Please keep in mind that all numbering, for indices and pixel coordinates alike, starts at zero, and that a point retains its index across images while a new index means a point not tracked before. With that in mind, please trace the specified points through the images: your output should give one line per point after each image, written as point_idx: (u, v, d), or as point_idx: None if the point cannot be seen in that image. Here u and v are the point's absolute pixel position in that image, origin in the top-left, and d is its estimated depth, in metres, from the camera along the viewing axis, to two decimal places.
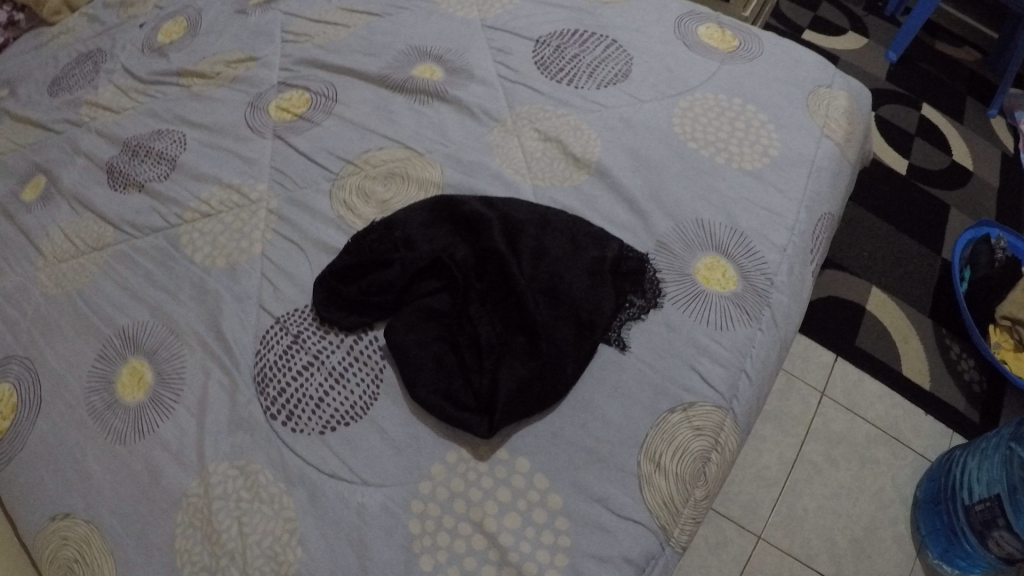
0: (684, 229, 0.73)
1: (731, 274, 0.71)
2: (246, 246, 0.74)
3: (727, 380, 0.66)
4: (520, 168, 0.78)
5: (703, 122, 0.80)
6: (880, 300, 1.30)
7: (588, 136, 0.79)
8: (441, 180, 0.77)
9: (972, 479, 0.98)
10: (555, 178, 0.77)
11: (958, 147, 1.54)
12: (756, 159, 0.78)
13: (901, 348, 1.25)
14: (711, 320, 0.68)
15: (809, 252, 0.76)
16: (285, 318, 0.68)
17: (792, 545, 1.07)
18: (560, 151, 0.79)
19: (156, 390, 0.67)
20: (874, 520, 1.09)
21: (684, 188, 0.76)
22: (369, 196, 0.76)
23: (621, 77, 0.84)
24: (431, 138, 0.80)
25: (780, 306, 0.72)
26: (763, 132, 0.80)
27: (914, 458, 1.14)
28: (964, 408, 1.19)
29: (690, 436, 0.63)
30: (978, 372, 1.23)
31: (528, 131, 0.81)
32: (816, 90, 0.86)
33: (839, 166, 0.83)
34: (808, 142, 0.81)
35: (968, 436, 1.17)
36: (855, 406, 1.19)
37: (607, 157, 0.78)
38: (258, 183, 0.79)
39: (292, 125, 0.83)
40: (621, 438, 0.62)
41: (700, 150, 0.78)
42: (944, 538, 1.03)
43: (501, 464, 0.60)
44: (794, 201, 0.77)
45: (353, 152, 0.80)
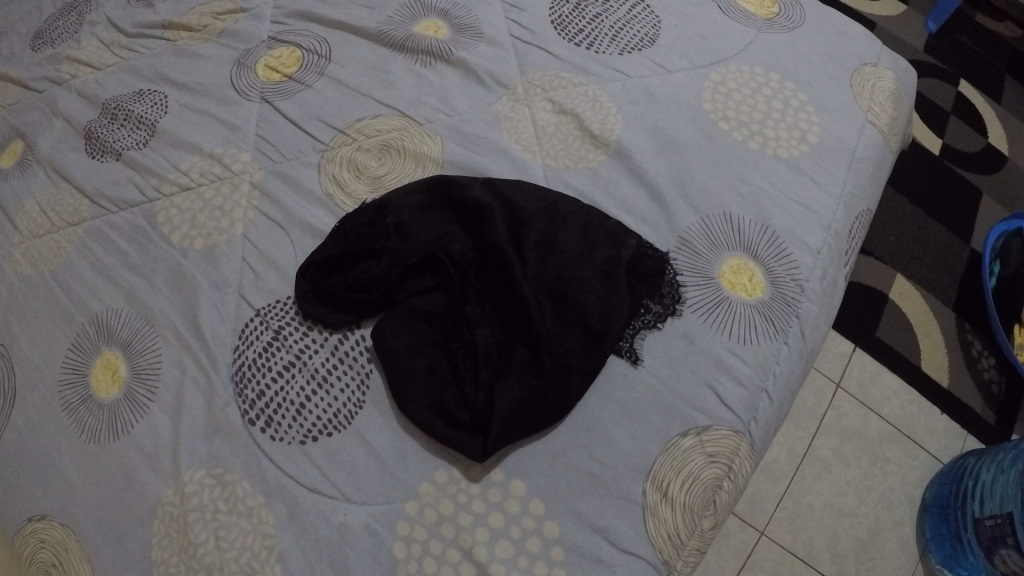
0: (709, 225, 0.66)
1: (758, 279, 0.64)
2: (226, 226, 0.67)
3: (746, 400, 0.60)
4: (531, 144, 0.70)
5: (736, 101, 0.72)
6: (903, 289, 1.18)
7: (608, 109, 0.71)
8: (441, 156, 0.70)
9: (986, 488, 0.90)
10: (569, 158, 0.70)
11: (994, 129, 1.39)
12: (794, 146, 0.70)
13: (921, 343, 1.14)
14: (734, 332, 0.62)
15: (846, 254, 0.69)
16: (267, 310, 0.62)
17: (794, 543, 0.99)
18: (575, 126, 0.71)
19: (130, 386, 0.62)
20: (880, 520, 1.01)
21: (712, 178, 0.68)
22: (362, 171, 0.69)
23: (647, 42, 0.75)
24: (432, 105, 0.73)
25: (810, 317, 0.65)
26: (803, 114, 0.72)
27: (925, 458, 1.05)
28: (979, 408, 1.09)
29: (703, 463, 0.57)
30: (1000, 372, 1.12)
31: (541, 101, 0.73)
32: (861, 67, 0.77)
33: (885, 155, 0.74)
34: (851, 127, 0.72)
35: (983, 439, 1.07)
36: (870, 401, 1.09)
37: (627, 135, 0.70)
38: (241, 153, 0.72)
39: (281, 86, 0.76)
40: (626, 464, 0.56)
41: (731, 132, 0.70)
42: (949, 544, 0.96)
43: (494, 486, 0.55)
44: (833, 197, 0.69)
45: (345, 120, 0.72)
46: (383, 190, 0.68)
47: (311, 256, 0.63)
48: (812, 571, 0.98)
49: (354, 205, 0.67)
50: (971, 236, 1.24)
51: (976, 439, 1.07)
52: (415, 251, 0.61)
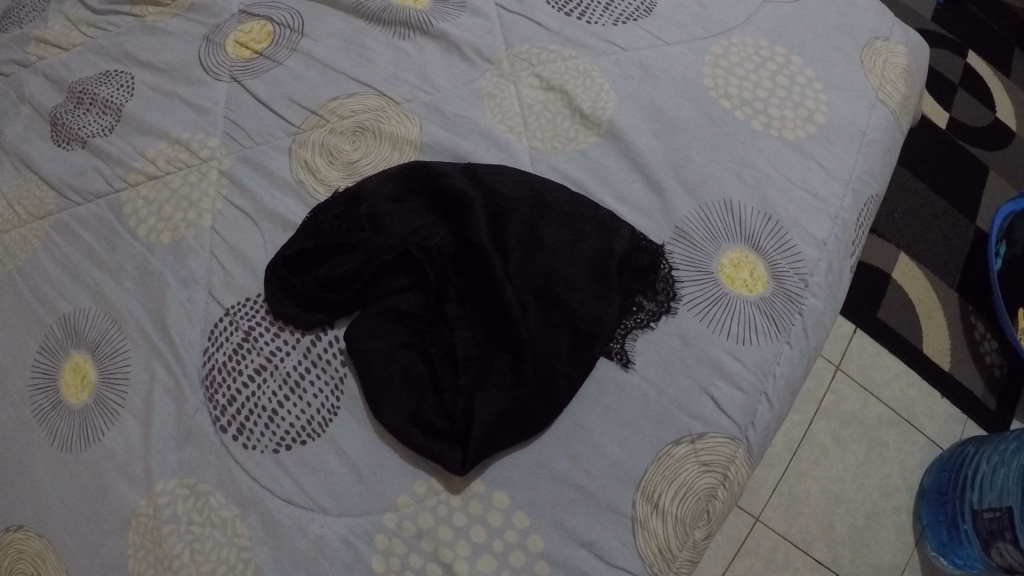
0: (708, 213, 0.62)
1: (759, 273, 0.61)
2: (194, 218, 0.64)
3: (745, 405, 0.57)
4: (516, 125, 0.66)
5: (738, 76, 0.67)
6: (906, 268, 1.12)
7: (600, 85, 0.67)
8: (419, 138, 0.65)
9: (988, 479, 0.87)
10: (557, 140, 0.65)
11: (1004, 103, 1.32)
12: (800, 127, 0.66)
13: (924, 325, 1.08)
14: (732, 332, 0.58)
15: (852, 245, 0.65)
16: (236, 309, 0.59)
17: (790, 529, 0.95)
18: (565, 104, 0.66)
19: (99, 391, 0.59)
20: (876, 507, 0.97)
21: (711, 162, 0.64)
22: (335, 155, 0.65)
23: (643, 12, 0.70)
24: (410, 83, 0.68)
25: (814, 314, 0.61)
26: (810, 91, 0.67)
27: (923, 444, 1.01)
28: (980, 392, 1.06)
29: (697, 473, 0.54)
30: (1002, 355, 1.08)
31: (527, 77, 0.68)
32: (872, 41, 0.72)
33: (896, 137, 0.70)
34: (861, 106, 0.68)
35: (984, 425, 1.03)
36: (869, 384, 1.03)
37: (621, 114, 0.65)
38: (210, 138, 0.68)
39: (251, 63, 0.71)
40: (616, 474, 0.53)
41: (733, 110, 0.66)
42: (945, 530, 0.93)
43: (476, 498, 0.53)
44: (841, 183, 0.65)
45: (318, 99, 0.68)
46: (358, 177, 0.64)
47: (279, 250, 0.59)
48: (807, 558, 0.94)
49: (327, 192, 0.63)
50: (976, 215, 1.19)
51: (976, 424, 1.04)
52: (390, 246, 0.57)
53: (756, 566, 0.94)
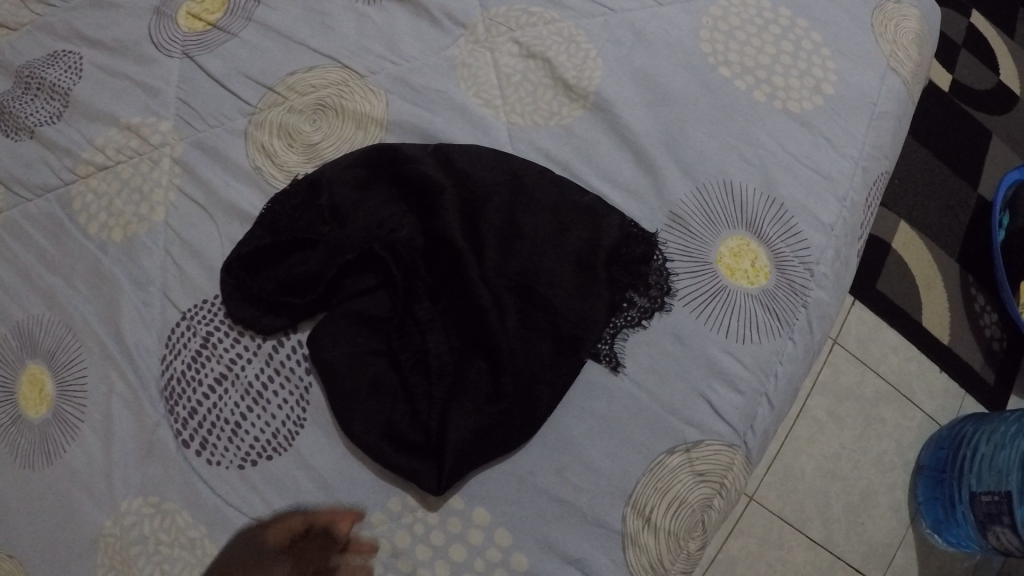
0: (707, 196, 0.57)
1: (761, 263, 0.56)
2: (146, 212, 0.59)
3: (744, 409, 0.54)
4: (493, 98, 0.60)
5: (739, 40, 0.61)
6: (906, 235, 1.00)
7: (586, 52, 0.61)
8: (385, 116, 0.60)
9: (1005, 462, 0.79)
10: (538, 115, 0.60)
11: (1008, 63, 1.18)
12: (807, 98, 0.60)
13: (924, 298, 0.98)
14: (731, 330, 0.54)
15: (861, 228, 0.61)
16: (193, 313, 0.54)
17: (784, 508, 0.86)
18: (546, 73, 0.61)
19: (58, 405, 0.55)
20: (872, 484, 0.89)
21: (709, 138, 0.59)
22: (293, 136, 0.60)
23: None
24: (377, 53, 0.62)
25: (819, 306, 0.57)
26: (818, 57, 0.62)
27: (921, 419, 0.92)
28: (978, 367, 0.96)
29: (692, 484, 0.51)
30: (1002, 328, 0.99)
31: (505, 43, 0.62)
32: (883, 2, 0.66)
33: (907, 107, 0.65)
34: (872, 75, 0.62)
35: (981, 401, 0.95)
36: (867, 357, 0.93)
37: (608, 85, 0.60)
38: (161, 122, 0.62)
39: (204, 37, 0.65)
40: (605, 487, 0.50)
41: (733, 79, 0.60)
42: (943, 507, 0.87)
43: (455, 515, 0.49)
44: (850, 161, 0.60)
45: (275, 75, 0.62)
46: (320, 161, 0.59)
47: (234, 248, 0.54)
48: (802, 538, 0.86)
49: (286, 179, 0.58)
50: (979, 178, 1.07)
51: (974, 400, 0.95)
52: (354, 243, 0.53)
53: (748, 546, 0.85)
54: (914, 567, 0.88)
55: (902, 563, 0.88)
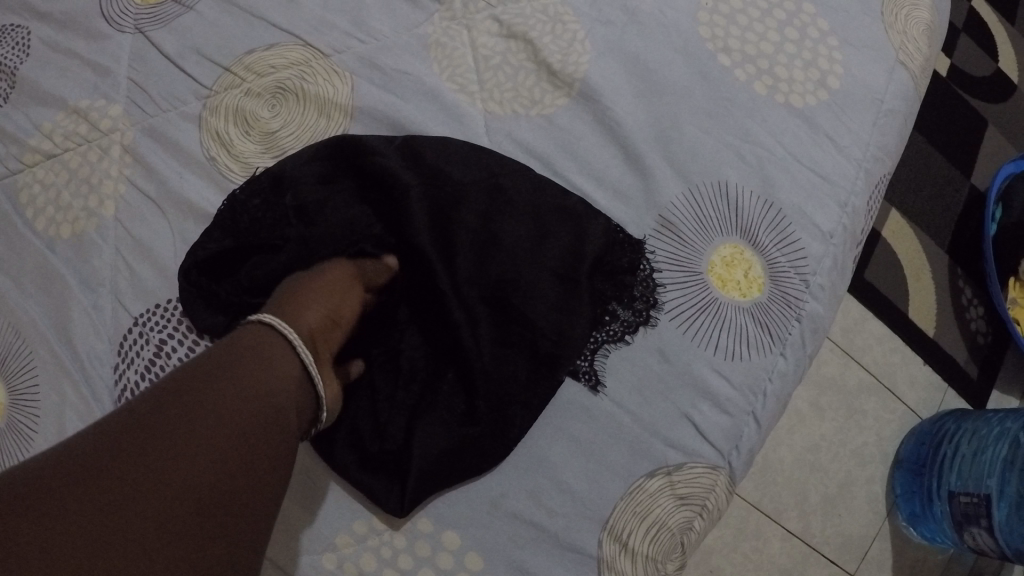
0: (699, 201, 0.54)
1: (755, 273, 0.54)
2: (95, 206, 0.56)
3: (729, 430, 0.52)
4: (469, 83, 0.57)
5: (740, 25, 0.58)
6: (896, 225, 0.98)
7: (572, 33, 0.57)
8: (349, 102, 0.56)
9: (990, 463, 0.78)
10: (519, 103, 0.56)
11: (1009, 49, 1.14)
12: (811, 92, 0.57)
13: (910, 289, 0.96)
14: (720, 346, 0.52)
15: (860, 234, 0.58)
16: (145, 319, 0.52)
17: (762, 499, 0.85)
18: (529, 57, 0.57)
19: (9, 414, 0.52)
20: (851, 476, 0.88)
21: (704, 133, 0.56)
22: (251, 123, 0.56)
23: None
24: (343, 30, 0.58)
25: (815, 319, 0.55)
26: (824, 47, 0.58)
27: (903, 413, 0.91)
28: (962, 360, 0.95)
29: (672, 507, 0.49)
30: (988, 323, 0.97)
31: (484, 21, 0.58)
32: None
33: (915, 103, 0.61)
34: (878, 69, 0.59)
35: (964, 395, 0.94)
36: (852, 348, 0.91)
37: (598, 72, 0.56)
38: (111, 106, 0.58)
39: (158, 10, 0.61)
40: (580, 510, 0.48)
41: (733, 69, 0.57)
42: (920, 502, 0.86)
43: (423, 539, 0.47)
44: (854, 163, 0.57)
45: (234, 54, 0.58)
46: (279, 151, 0.56)
47: (191, 251, 0.50)
48: (779, 530, 0.85)
49: (242, 172, 0.55)
50: (973, 169, 1.04)
51: (956, 395, 0.94)
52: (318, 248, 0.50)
53: (723, 536, 0.84)
54: (889, 560, 0.88)
55: (877, 556, 0.88)
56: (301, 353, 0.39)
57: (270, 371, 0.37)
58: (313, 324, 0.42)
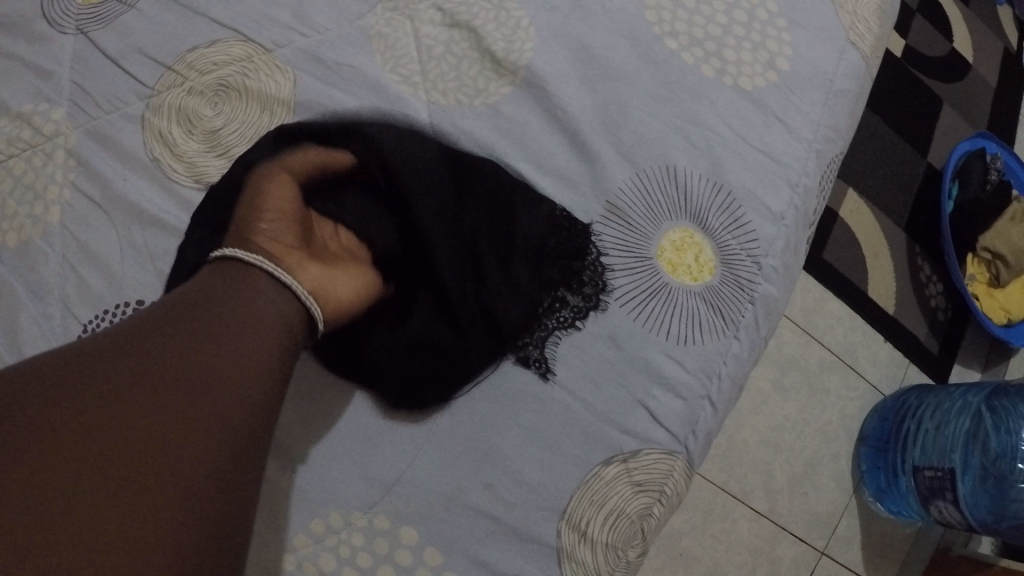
0: (648, 186, 0.54)
1: (706, 257, 0.54)
2: (41, 212, 0.54)
3: (684, 414, 0.52)
4: (412, 74, 0.56)
5: (688, 9, 0.58)
6: (855, 205, 0.99)
7: (516, 21, 0.57)
8: (291, 95, 0.55)
9: (953, 438, 0.82)
10: (464, 92, 0.56)
11: (960, 32, 1.17)
12: (759, 75, 0.58)
13: (870, 267, 0.97)
14: (671, 331, 0.52)
15: (812, 215, 0.59)
16: (91, 325, 0.51)
17: (728, 480, 0.85)
18: (472, 45, 0.56)
19: None
20: (816, 454, 0.89)
21: (653, 120, 0.56)
22: (194, 122, 0.55)
23: None
24: (286, 24, 0.57)
25: (769, 300, 0.56)
26: (772, 28, 0.59)
27: (867, 390, 0.92)
28: (923, 336, 0.98)
29: (629, 494, 0.50)
30: (947, 299, 1.00)
31: (428, 10, 0.57)
32: None
33: (866, 83, 0.62)
34: (828, 48, 0.60)
35: (925, 371, 0.96)
36: (812, 327, 0.92)
37: (543, 59, 0.56)
38: (54, 110, 0.56)
39: (99, 10, 0.59)
40: (539, 501, 0.48)
41: (681, 53, 0.57)
42: (886, 477, 0.89)
43: (381, 536, 0.47)
44: (803, 144, 0.58)
45: (174, 51, 0.57)
46: (222, 149, 0.55)
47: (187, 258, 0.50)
48: (746, 510, 0.85)
49: (187, 173, 0.54)
50: (928, 149, 1.06)
51: (917, 370, 0.96)
52: None
53: (691, 519, 0.83)
54: (856, 535, 0.89)
55: (844, 532, 0.89)
56: (260, 264, 0.40)
57: (251, 308, 0.38)
58: (260, 236, 0.42)
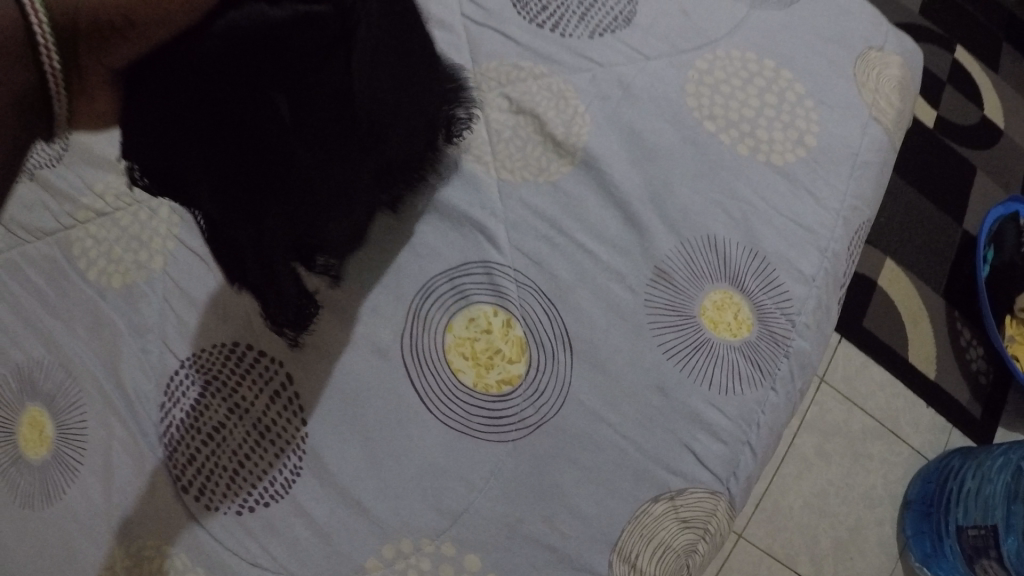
0: (691, 251, 0.60)
1: (744, 316, 0.59)
2: (145, 260, 0.61)
3: (727, 457, 0.56)
4: (484, 154, 0.63)
5: (724, 94, 0.65)
6: (893, 274, 1.06)
7: (574, 108, 0.64)
8: None
9: (993, 497, 0.87)
10: (529, 170, 0.62)
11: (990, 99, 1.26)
12: (789, 152, 0.64)
13: (911, 335, 1.04)
14: (715, 381, 0.57)
15: (842, 277, 0.64)
16: (191, 361, 0.57)
17: (773, 545, 0.94)
18: (536, 130, 0.64)
19: (56, 447, 0.58)
20: (862, 519, 0.97)
21: (695, 193, 0.62)
22: None
23: (622, 22, 0.67)
24: None
25: (801, 354, 0.60)
26: (802, 109, 0.65)
27: (909, 455, 1.00)
28: (966, 400, 1.04)
29: (676, 529, 0.53)
30: (988, 361, 1.06)
31: (496, 98, 0.65)
32: (866, 51, 0.70)
33: (889, 156, 0.68)
34: (854, 126, 0.66)
35: (971, 434, 1.02)
36: (855, 395, 1.00)
37: (597, 141, 0.63)
38: None
39: None
40: (593, 534, 0.52)
41: (719, 133, 0.63)
42: (931, 540, 0.94)
43: (448, 561, 0.51)
44: (831, 213, 0.63)
45: None
46: None
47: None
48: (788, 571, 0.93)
49: None
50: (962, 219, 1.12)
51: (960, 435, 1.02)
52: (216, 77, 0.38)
53: None
54: None
55: None
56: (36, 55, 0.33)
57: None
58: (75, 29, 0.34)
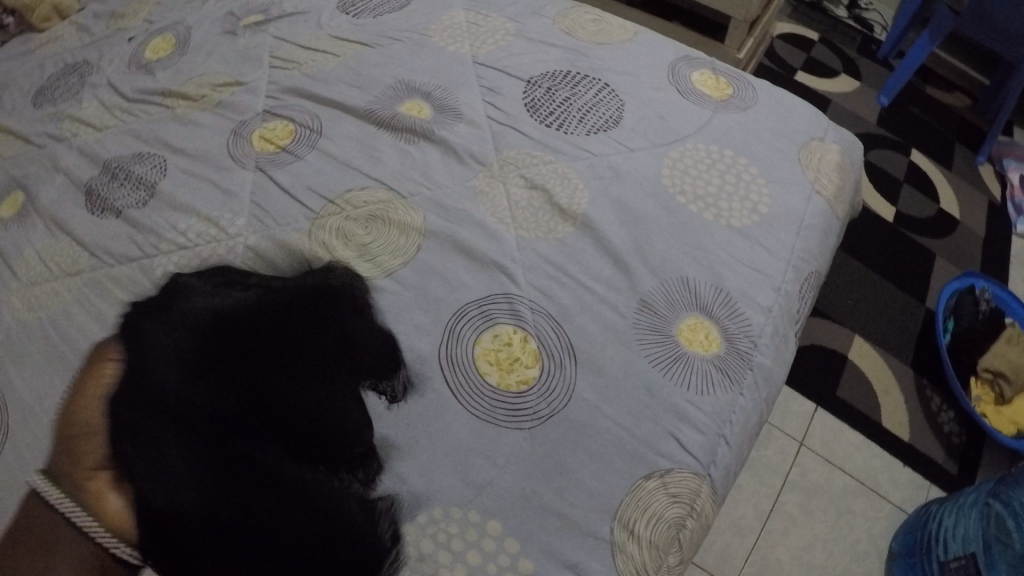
0: (669, 287, 0.73)
1: (713, 336, 0.72)
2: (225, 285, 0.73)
3: (705, 446, 0.66)
4: (505, 216, 0.78)
5: (693, 175, 0.81)
6: (862, 350, 1.37)
7: (576, 185, 0.80)
8: (423, 225, 0.76)
9: (966, 530, 1.00)
10: (540, 229, 0.77)
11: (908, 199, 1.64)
12: (745, 216, 0.79)
13: (882, 400, 1.31)
14: (691, 384, 0.68)
15: (794, 313, 0.77)
16: None
17: None
18: (546, 201, 0.79)
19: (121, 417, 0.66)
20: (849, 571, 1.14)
21: (671, 246, 0.76)
22: (349, 238, 0.75)
23: (612, 123, 0.85)
24: (414, 180, 0.80)
25: (762, 368, 0.72)
26: (755, 186, 0.81)
27: (891, 509, 1.20)
28: (943, 456, 1.26)
29: (667, 503, 0.64)
30: (958, 423, 1.30)
31: (515, 177, 0.81)
32: (809, 141, 0.87)
33: (830, 223, 0.84)
34: (799, 196, 0.82)
35: (947, 486, 1.23)
36: (832, 457, 1.25)
37: (594, 209, 0.78)
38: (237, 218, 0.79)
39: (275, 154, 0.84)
40: (596, 505, 0.62)
41: (688, 205, 0.79)
42: None
43: (472, 526, 0.61)
44: (783, 261, 0.77)
45: (335, 190, 0.80)
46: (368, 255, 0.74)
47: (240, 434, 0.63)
48: None
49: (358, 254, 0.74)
50: (891, 298, 1.45)
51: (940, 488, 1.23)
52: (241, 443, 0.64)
53: None
54: None
55: None
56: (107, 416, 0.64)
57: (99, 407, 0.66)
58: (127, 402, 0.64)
